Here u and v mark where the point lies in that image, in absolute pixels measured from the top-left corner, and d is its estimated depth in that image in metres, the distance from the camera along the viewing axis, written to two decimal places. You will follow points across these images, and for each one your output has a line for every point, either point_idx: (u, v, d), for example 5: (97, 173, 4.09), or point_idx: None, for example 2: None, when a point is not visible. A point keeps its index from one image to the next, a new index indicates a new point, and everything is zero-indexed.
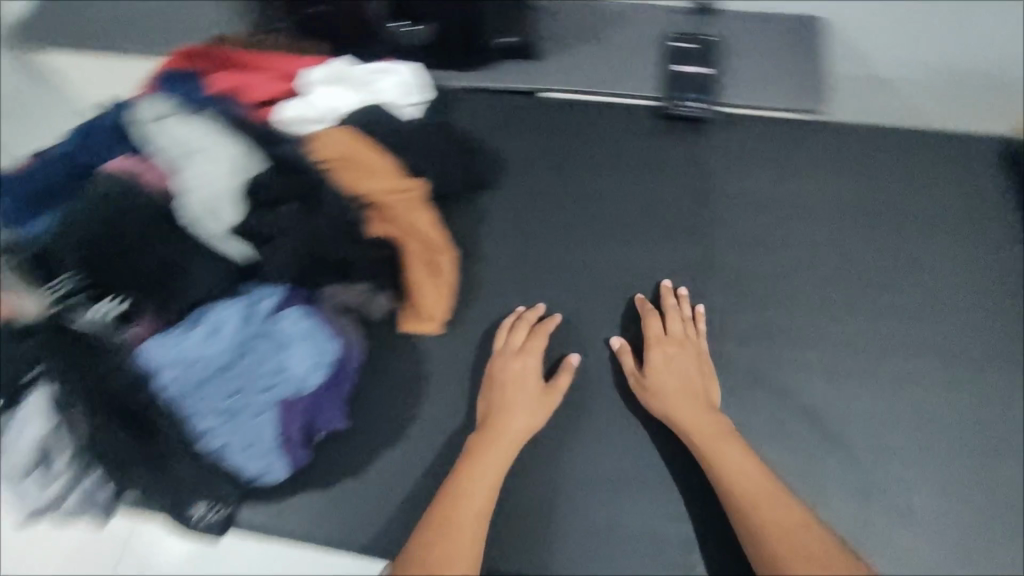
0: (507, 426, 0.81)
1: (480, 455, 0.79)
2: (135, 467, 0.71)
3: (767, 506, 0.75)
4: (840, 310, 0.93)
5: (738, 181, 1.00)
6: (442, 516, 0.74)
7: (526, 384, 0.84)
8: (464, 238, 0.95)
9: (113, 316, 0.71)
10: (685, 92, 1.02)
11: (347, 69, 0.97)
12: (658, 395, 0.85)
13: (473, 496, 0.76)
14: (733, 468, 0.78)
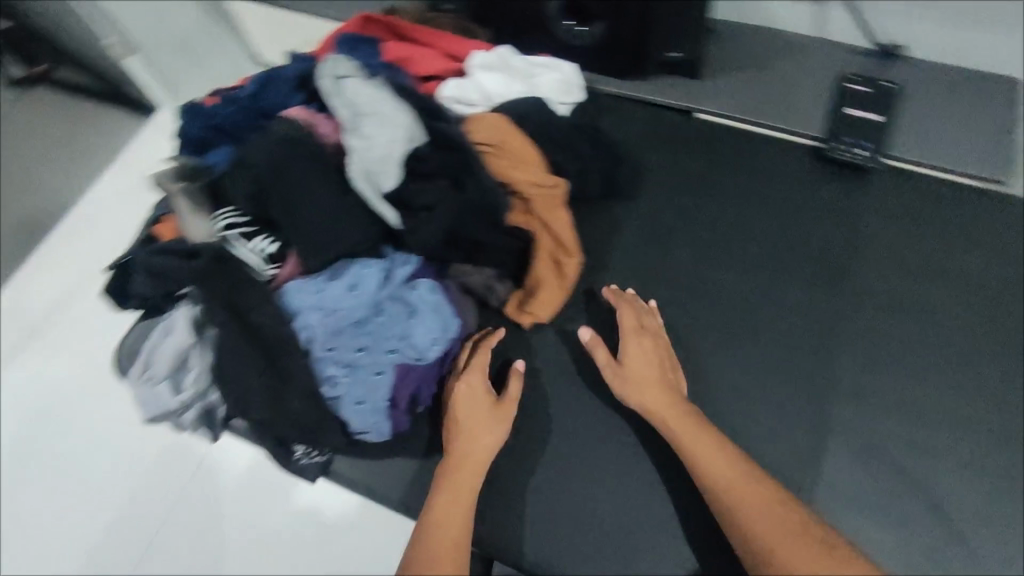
0: (480, 438, 0.80)
1: (445, 480, 0.76)
2: (256, 397, 0.75)
3: (750, 498, 0.74)
4: (966, 389, 0.88)
5: (881, 235, 0.95)
6: (428, 519, 0.73)
7: (480, 400, 0.81)
8: (588, 241, 0.98)
9: (264, 254, 0.77)
10: (848, 136, 0.97)
11: (511, 56, 0.99)
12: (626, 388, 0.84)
13: (452, 512, 0.73)
14: (710, 460, 0.77)
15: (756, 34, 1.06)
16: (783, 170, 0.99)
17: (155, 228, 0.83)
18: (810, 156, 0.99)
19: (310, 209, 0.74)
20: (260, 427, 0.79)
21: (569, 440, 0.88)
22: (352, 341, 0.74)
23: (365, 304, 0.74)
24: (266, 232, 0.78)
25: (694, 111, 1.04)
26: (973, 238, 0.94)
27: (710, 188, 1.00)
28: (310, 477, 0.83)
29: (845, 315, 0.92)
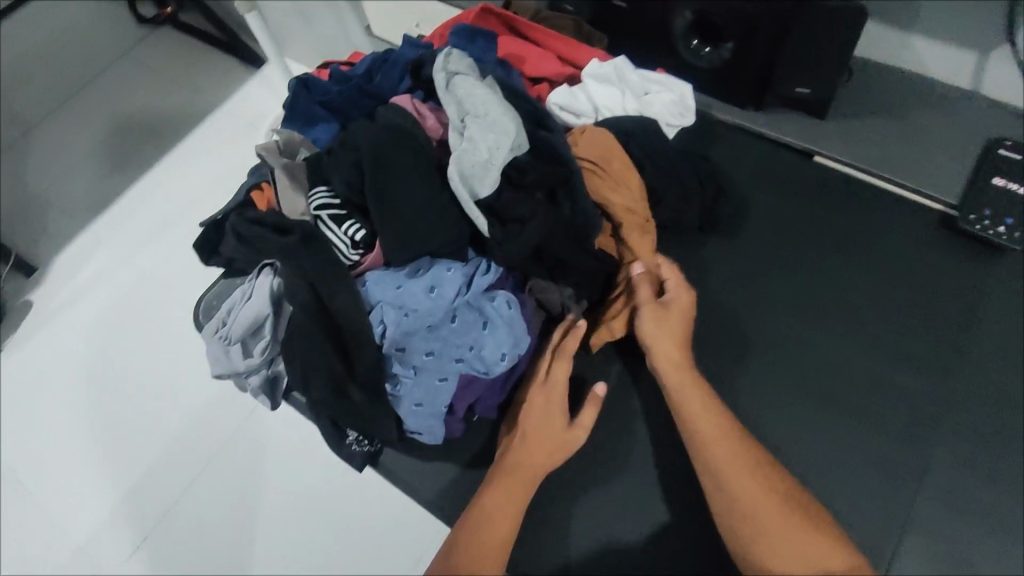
0: (541, 458, 0.76)
1: (498, 493, 0.74)
2: (319, 378, 0.75)
3: (729, 467, 0.70)
4: None
5: (996, 318, 0.86)
6: (470, 529, 0.71)
7: (551, 418, 0.77)
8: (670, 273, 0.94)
9: (350, 239, 0.76)
10: (983, 205, 0.88)
11: (627, 69, 0.94)
12: (652, 330, 0.77)
13: (495, 530, 0.72)
14: (700, 414, 0.73)
15: (899, 80, 0.97)
16: (897, 231, 0.92)
17: (253, 194, 0.84)
18: (937, 224, 0.91)
19: (406, 205, 0.74)
20: (319, 407, 0.80)
21: (617, 471, 0.87)
22: (423, 343, 0.73)
23: (440, 309, 0.72)
24: (356, 219, 0.77)
25: (815, 155, 0.97)
26: None
27: (818, 241, 0.93)
28: (358, 465, 0.83)
29: (951, 405, 0.83)
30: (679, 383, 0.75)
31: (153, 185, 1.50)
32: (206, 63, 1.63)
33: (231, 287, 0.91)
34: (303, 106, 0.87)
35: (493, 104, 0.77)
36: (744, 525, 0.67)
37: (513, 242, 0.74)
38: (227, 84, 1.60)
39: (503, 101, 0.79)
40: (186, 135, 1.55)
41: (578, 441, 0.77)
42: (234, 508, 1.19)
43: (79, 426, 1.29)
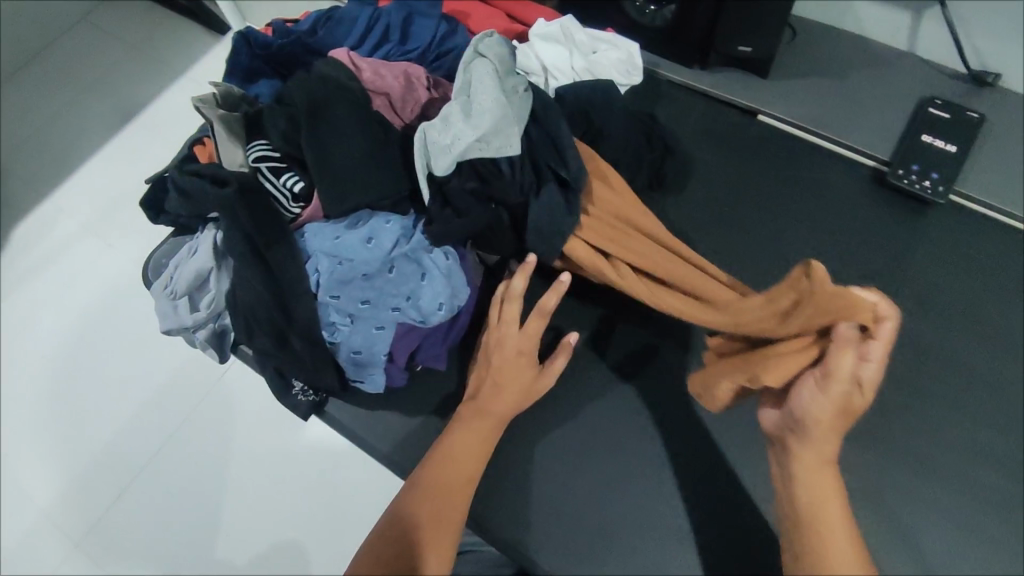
0: (501, 408, 0.78)
1: (464, 438, 0.76)
2: (261, 326, 0.78)
3: (828, 522, 0.63)
4: (976, 449, 0.82)
5: (924, 271, 0.88)
6: (432, 479, 0.73)
7: (524, 371, 0.78)
8: None
9: (286, 190, 0.78)
10: (911, 161, 0.90)
11: (574, 28, 0.94)
12: (811, 416, 0.60)
13: (456, 478, 0.74)
14: (819, 501, 0.63)
15: (840, 40, 0.99)
16: (834, 186, 0.93)
17: (195, 148, 0.84)
18: (870, 180, 0.92)
19: (343, 158, 0.76)
20: (264, 358, 0.82)
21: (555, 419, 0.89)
22: (357, 292, 0.75)
23: (376, 259, 0.74)
24: (294, 170, 0.78)
25: (759, 114, 0.98)
26: None
27: (755, 198, 0.94)
28: (303, 414, 0.85)
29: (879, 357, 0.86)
30: (807, 449, 0.63)
31: (114, 150, 1.48)
32: (169, 24, 1.60)
33: (179, 244, 0.92)
34: (247, 62, 0.88)
35: (489, 92, 0.76)
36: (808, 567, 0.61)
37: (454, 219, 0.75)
38: (191, 47, 1.57)
39: (505, 99, 0.77)
40: (148, 98, 1.52)
41: (547, 387, 0.81)
42: (198, 469, 1.20)
43: (42, 390, 1.29)
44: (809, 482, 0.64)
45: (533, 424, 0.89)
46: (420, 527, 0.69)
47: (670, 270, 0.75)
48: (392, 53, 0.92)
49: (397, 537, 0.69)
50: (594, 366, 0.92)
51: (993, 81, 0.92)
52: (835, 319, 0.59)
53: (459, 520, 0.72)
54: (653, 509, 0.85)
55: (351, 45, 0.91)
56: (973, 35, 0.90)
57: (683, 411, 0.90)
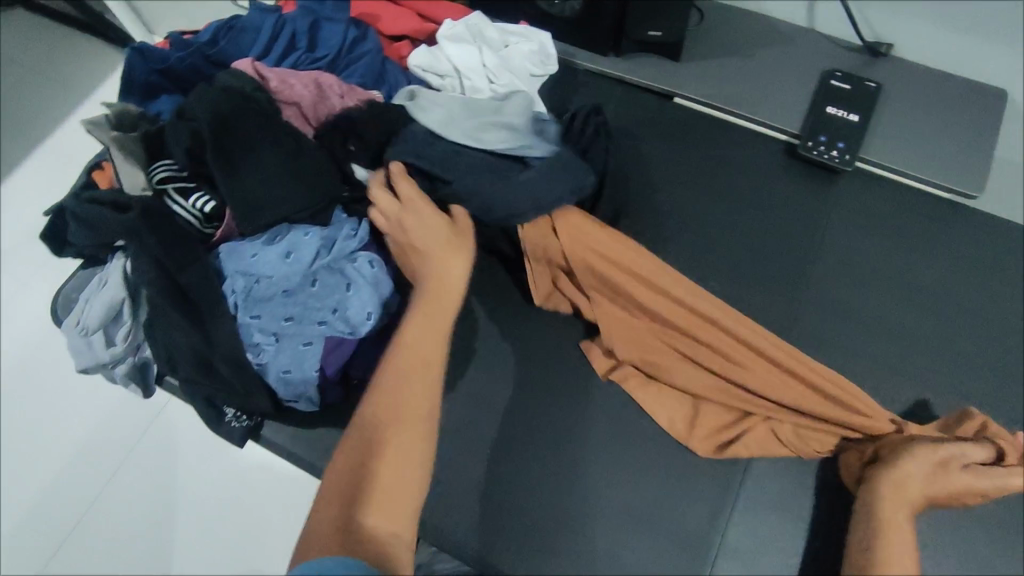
0: (442, 287, 0.73)
1: (417, 328, 0.72)
2: (182, 354, 0.75)
3: (897, 543, 0.68)
4: (911, 404, 0.82)
5: (840, 237, 0.91)
6: (396, 379, 0.69)
7: (430, 228, 0.74)
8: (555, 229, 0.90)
9: (198, 212, 0.74)
10: (819, 133, 0.93)
11: (484, 25, 0.94)
12: (925, 476, 0.72)
13: (415, 376, 0.70)
14: (893, 524, 0.69)
15: (744, 20, 1.02)
16: (750, 164, 0.96)
17: (94, 174, 0.80)
18: (782, 154, 0.96)
19: (254, 173, 0.73)
20: (191, 386, 0.78)
21: (496, 416, 0.85)
22: (279, 310, 0.72)
23: (295, 274, 0.72)
24: (202, 189, 0.75)
25: (674, 97, 0.99)
26: (949, 255, 0.88)
27: (674, 181, 0.96)
28: (239, 441, 0.81)
29: (810, 322, 0.87)
30: (905, 497, 0.71)
31: (22, 184, 1.39)
32: (64, 43, 1.49)
33: (90, 276, 0.86)
34: (143, 78, 0.83)
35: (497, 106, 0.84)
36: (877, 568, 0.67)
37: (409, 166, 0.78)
38: (96, 65, 1.48)
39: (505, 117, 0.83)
40: (53, 125, 1.43)
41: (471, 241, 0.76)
42: (131, 518, 1.10)
43: None
44: (891, 513, 0.70)
45: (476, 423, 0.85)
46: (390, 428, 0.67)
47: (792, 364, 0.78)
48: (301, 61, 0.89)
49: (368, 435, 0.67)
50: (533, 356, 0.88)
51: (885, 52, 0.96)
52: (976, 436, 0.75)
53: (427, 412, 0.69)
54: (602, 497, 0.81)
55: (255, 55, 0.88)
56: (864, 8, 0.94)
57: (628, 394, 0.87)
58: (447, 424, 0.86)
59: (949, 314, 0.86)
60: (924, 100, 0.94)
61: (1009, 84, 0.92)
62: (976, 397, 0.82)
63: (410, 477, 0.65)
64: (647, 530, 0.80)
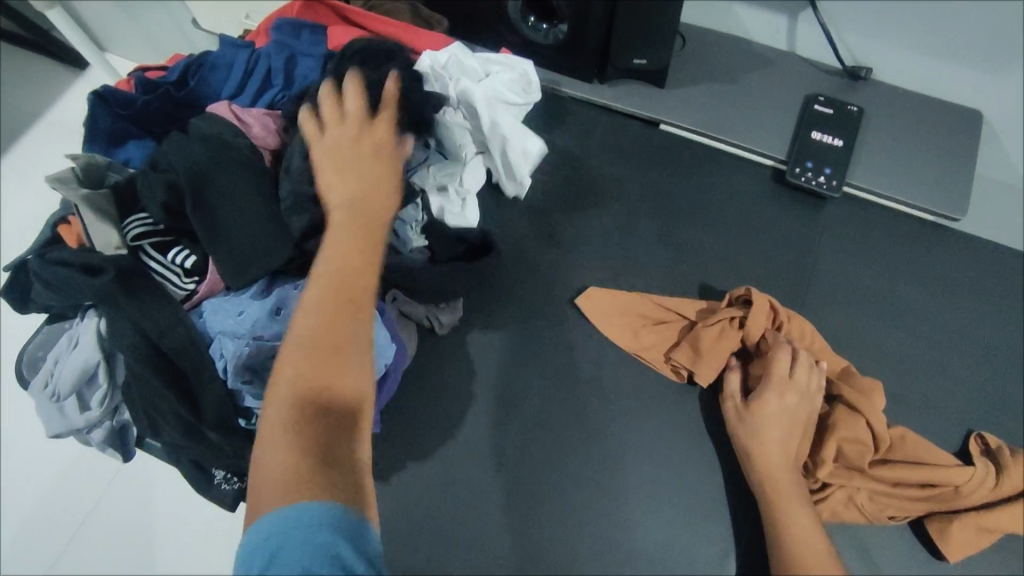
0: (379, 202, 0.67)
1: (350, 248, 0.63)
2: (161, 416, 0.70)
3: (791, 500, 0.71)
4: (917, 429, 0.81)
5: (835, 262, 0.90)
6: (343, 296, 0.60)
7: (359, 139, 0.69)
8: (554, 274, 0.88)
9: (179, 268, 0.70)
10: (805, 157, 0.93)
11: (465, 56, 0.91)
12: (765, 419, 0.75)
13: (353, 290, 0.61)
14: (780, 481, 0.72)
15: (728, 45, 1.02)
16: (739, 188, 0.95)
17: (60, 229, 0.75)
18: (772, 179, 0.95)
19: (241, 225, 0.70)
20: (177, 449, 0.74)
21: (493, 460, 0.78)
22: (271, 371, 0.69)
23: (286, 330, 0.70)
24: (184, 244, 0.71)
25: (661, 123, 0.98)
26: (936, 278, 0.90)
27: (667, 206, 0.93)
28: (228, 505, 0.76)
29: None
30: (773, 457, 0.73)
31: None
32: (18, 84, 1.41)
33: (57, 332, 0.80)
34: (107, 125, 0.79)
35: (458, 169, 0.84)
36: (783, 541, 0.69)
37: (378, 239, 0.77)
38: (48, 89, 1.41)
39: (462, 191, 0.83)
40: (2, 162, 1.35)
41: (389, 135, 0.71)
42: None
43: None
44: (784, 458, 0.73)
45: (473, 470, 0.78)
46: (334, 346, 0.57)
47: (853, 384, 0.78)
48: (278, 100, 0.85)
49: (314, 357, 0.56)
50: (530, 394, 0.81)
51: (865, 75, 0.98)
52: None
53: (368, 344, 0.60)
54: (610, 542, 0.74)
55: (229, 93, 0.84)
56: (844, 31, 0.95)
57: (635, 427, 0.80)
58: (440, 474, 0.78)
59: (940, 336, 0.87)
60: (903, 123, 0.95)
61: (983, 106, 0.94)
62: (974, 418, 0.82)
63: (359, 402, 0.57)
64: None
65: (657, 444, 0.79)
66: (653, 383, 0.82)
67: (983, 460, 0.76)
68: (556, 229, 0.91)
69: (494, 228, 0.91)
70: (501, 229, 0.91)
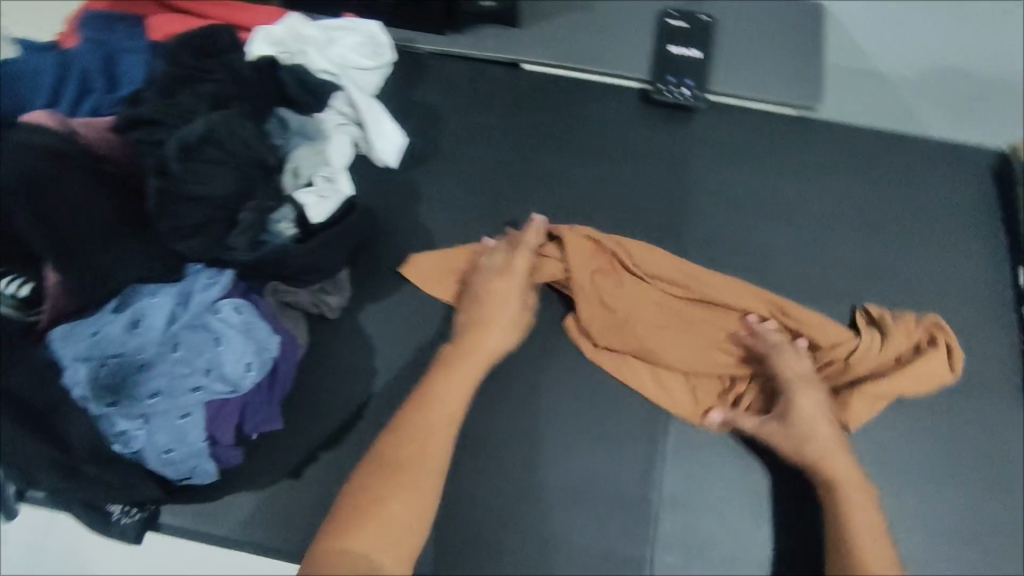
0: (479, 356, 0.75)
1: (451, 386, 0.72)
2: (29, 463, 0.64)
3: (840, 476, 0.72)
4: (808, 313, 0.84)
5: (713, 170, 0.91)
6: (397, 455, 0.68)
7: (510, 283, 0.78)
8: (439, 236, 0.86)
9: (18, 298, 0.64)
10: (667, 74, 0.93)
11: (303, 26, 0.86)
12: (813, 419, 0.73)
13: (431, 442, 0.69)
14: (830, 450, 0.72)
15: None
16: (611, 114, 0.93)
17: None
18: (638, 101, 0.94)
19: (84, 235, 0.64)
20: (60, 494, 0.68)
21: None
22: (141, 389, 0.64)
23: (148, 342, 0.65)
24: (15, 272, 0.64)
25: (522, 64, 0.96)
26: (813, 166, 0.91)
27: (542, 145, 0.92)
28: (133, 539, 0.71)
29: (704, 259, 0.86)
30: (835, 453, 0.72)
31: None
32: None
33: None
34: None
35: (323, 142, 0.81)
36: (840, 524, 0.70)
37: (232, 232, 0.70)
38: None
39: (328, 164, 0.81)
40: None
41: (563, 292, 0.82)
42: None
43: None
44: (815, 416, 0.74)
45: None
46: (400, 472, 0.67)
47: (725, 287, 0.81)
48: (103, 104, 0.76)
49: (370, 488, 0.65)
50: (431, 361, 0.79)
51: None
52: (928, 342, 0.79)
53: (428, 480, 0.68)
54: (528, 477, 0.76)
55: (42, 103, 0.74)
56: None
57: (543, 369, 0.80)
58: (354, 458, 0.75)
59: (826, 221, 0.88)
60: (755, 24, 0.97)
61: None
62: (862, 290, 0.85)
63: (413, 524, 0.65)
64: (592, 510, 0.75)
65: (566, 381, 0.79)
66: (554, 322, 0.81)
67: (869, 329, 0.81)
68: (433, 189, 0.89)
69: (368, 197, 0.87)
70: (376, 198, 0.88)
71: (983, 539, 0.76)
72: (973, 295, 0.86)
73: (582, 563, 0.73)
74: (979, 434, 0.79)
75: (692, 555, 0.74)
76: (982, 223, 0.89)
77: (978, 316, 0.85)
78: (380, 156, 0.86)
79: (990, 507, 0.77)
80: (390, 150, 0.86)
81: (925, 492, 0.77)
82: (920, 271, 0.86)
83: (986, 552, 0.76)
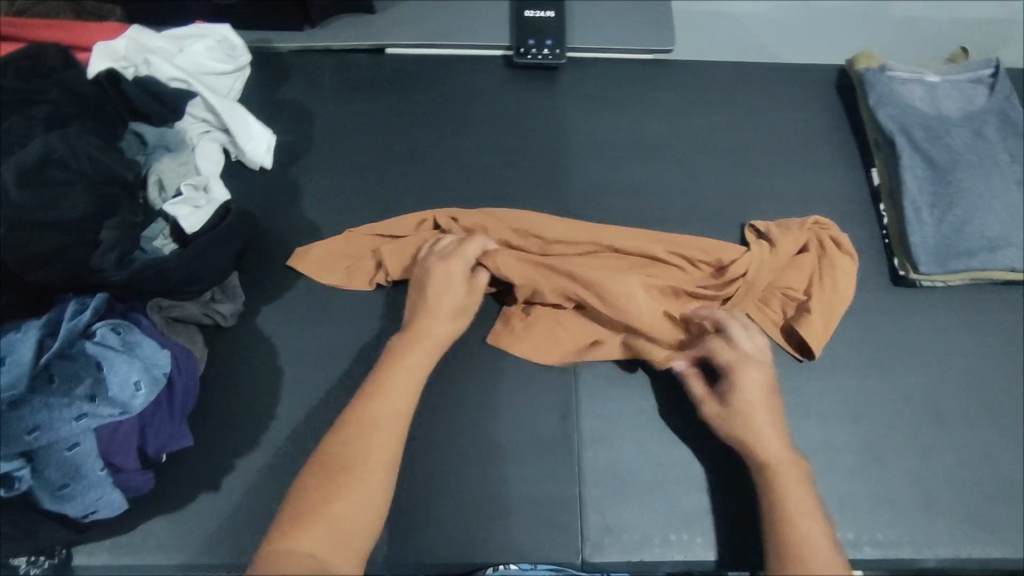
0: (419, 345, 0.72)
1: (398, 377, 0.69)
2: None
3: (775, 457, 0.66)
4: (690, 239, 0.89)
5: (584, 122, 0.94)
6: (345, 453, 0.64)
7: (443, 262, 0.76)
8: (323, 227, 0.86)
9: None
10: (526, 37, 0.96)
11: (148, 37, 0.84)
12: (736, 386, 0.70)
13: (378, 438, 0.65)
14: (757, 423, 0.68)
15: None
16: (479, 85, 0.95)
17: None
18: (504, 67, 0.97)
19: None
20: None
21: (315, 424, 0.75)
22: (20, 426, 0.61)
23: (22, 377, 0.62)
24: None
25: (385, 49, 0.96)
26: (675, 105, 0.96)
27: (417, 124, 0.93)
28: None
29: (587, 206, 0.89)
30: (760, 425, 0.68)
31: None
32: None
33: None
34: None
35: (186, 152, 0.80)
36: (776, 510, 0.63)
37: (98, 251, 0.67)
38: None
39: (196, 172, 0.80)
40: None
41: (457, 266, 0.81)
42: None
43: None
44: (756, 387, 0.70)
45: (298, 444, 0.74)
46: (347, 468, 0.63)
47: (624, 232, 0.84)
48: None
49: (320, 480, 0.62)
50: (333, 351, 0.79)
51: None
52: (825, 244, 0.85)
53: (378, 474, 0.64)
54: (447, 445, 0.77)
55: None
56: None
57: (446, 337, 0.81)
58: (267, 461, 0.74)
59: (694, 153, 0.93)
60: None
61: None
62: (737, 210, 0.90)
63: (361, 521, 0.61)
64: (512, 463, 0.77)
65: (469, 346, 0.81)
66: None
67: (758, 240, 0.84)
68: (312, 183, 0.88)
69: (245, 203, 0.86)
70: (254, 201, 0.87)
71: (880, 416, 0.81)
72: (834, 198, 0.92)
73: (513, 514, 0.75)
74: (861, 323, 0.85)
75: (613, 485, 0.77)
76: (833, 133, 0.96)
77: (842, 216, 0.91)
78: (252, 154, 0.86)
79: (882, 386, 0.82)
80: (260, 146, 0.86)
81: (822, 384, 0.82)
82: (785, 184, 0.92)
83: (886, 426, 0.81)
